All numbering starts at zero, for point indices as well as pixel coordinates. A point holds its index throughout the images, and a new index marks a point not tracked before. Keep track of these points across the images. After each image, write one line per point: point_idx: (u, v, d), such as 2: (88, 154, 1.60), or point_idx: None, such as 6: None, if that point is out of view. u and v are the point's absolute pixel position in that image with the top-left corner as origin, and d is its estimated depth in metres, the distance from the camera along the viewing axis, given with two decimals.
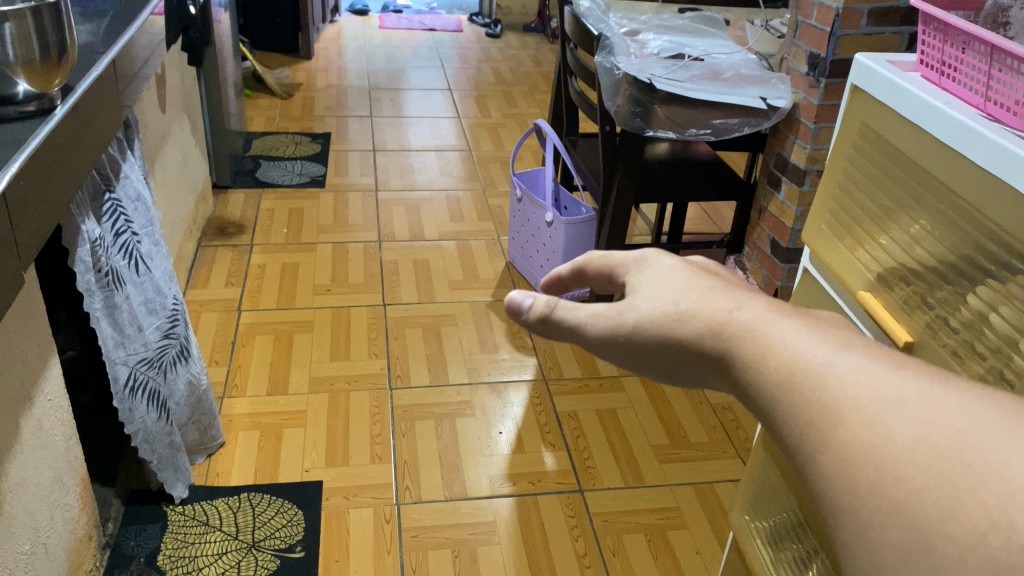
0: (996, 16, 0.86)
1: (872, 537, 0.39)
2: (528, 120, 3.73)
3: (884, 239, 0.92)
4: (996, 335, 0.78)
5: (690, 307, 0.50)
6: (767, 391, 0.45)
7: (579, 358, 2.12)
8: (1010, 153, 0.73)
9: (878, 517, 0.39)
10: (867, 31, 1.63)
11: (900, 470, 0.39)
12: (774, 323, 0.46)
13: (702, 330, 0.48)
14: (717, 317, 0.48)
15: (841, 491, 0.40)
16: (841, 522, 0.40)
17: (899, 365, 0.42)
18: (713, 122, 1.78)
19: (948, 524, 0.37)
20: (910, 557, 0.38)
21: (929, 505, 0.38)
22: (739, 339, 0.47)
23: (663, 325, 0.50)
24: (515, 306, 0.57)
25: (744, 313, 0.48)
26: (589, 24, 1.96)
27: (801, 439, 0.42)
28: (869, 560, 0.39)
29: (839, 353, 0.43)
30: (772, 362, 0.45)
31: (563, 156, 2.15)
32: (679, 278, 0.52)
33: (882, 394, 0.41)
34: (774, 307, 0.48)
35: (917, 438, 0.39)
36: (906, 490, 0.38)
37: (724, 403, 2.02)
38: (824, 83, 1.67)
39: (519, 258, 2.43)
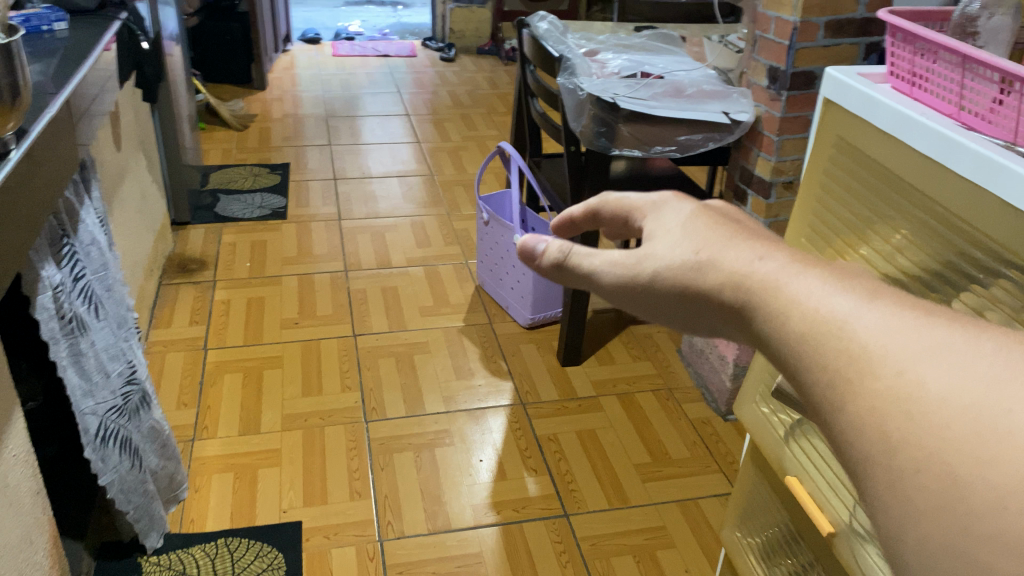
0: (963, 25, 0.85)
1: (907, 490, 0.40)
2: (488, 142, 3.73)
3: (866, 249, 0.93)
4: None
5: (712, 258, 0.54)
6: (793, 341, 0.47)
7: (554, 379, 2.11)
8: (989, 161, 0.73)
9: (909, 466, 0.40)
10: (825, 43, 1.64)
11: (935, 422, 0.40)
12: (799, 278, 0.49)
13: (722, 281, 0.52)
14: (739, 269, 0.52)
15: (871, 446, 0.42)
16: (875, 476, 0.42)
17: (933, 319, 0.44)
18: (678, 139, 1.79)
19: (982, 471, 0.38)
20: (945, 505, 0.39)
21: (964, 454, 0.39)
22: (757, 292, 0.50)
23: (682, 275, 0.55)
24: (531, 250, 0.67)
25: (763, 265, 0.51)
26: (550, 45, 1.97)
27: (834, 396, 0.44)
28: (903, 510, 0.41)
29: (863, 302, 0.45)
30: (804, 317, 0.47)
31: (529, 177, 2.14)
32: (703, 228, 0.57)
33: (915, 342, 0.42)
34: (792, 259, 0.51)
35: (951, 388, 0.40)
36: (940, 441, 0.40)
37: (703, 416, 2.01)
38: (785, 96, 1.68)
39: (489, 281, 2.41)
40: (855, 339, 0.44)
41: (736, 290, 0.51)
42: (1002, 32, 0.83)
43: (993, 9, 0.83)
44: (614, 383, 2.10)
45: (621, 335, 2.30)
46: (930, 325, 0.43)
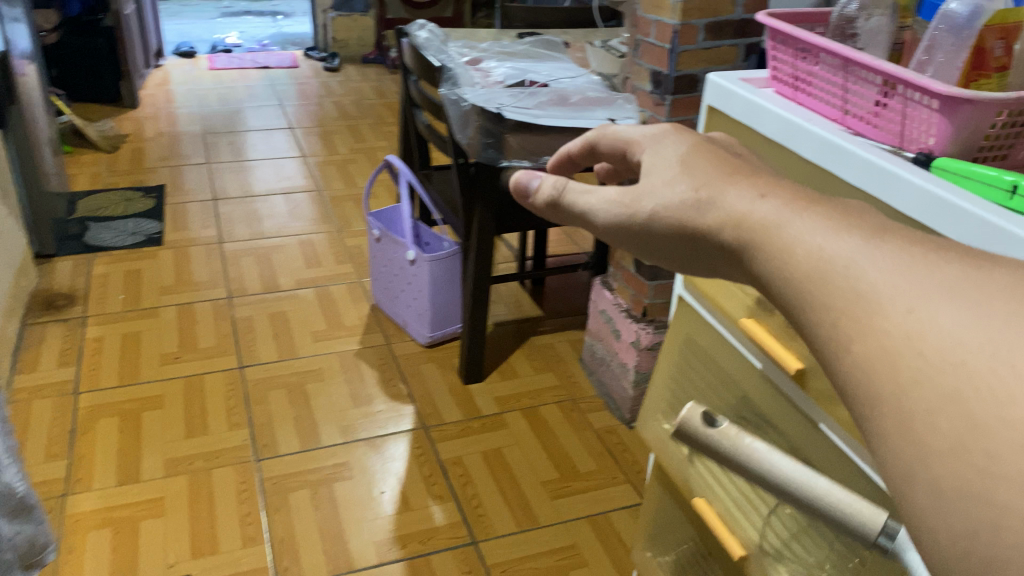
0: (842, 27, 0.83)
1: (921, 431, 0.40)
2: (378, 153, 3.63)
3: None
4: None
5: (716, 199, 0.60)
6: (800, 281, 0.50)
7: (457, 399, 2.03)
8: (881, 169, 0.70)
9: (923, 408, 0.40)
10: (705, 45, 1.63)
11: (953, 357, 0.40)
12: (804, 227, 0.52)
13: (721, 222, 0.59)
14: (743, 207, 0.58)
15: (884, 386, 0.42)
16: (888, 419, 0.42)
17: (948, 268, 0.45)
18: None
19: (1003, 410, 0.37)
20: (962, 445, 0.38)
21: (981, 392, 0.38)
22: (757, 231, 0.56)
23: (679, 213, 0.62)
24: (527, 186, 0.77)
25: (762, 207, 0.56)
26: (430, 55, 1.90)
27: (846, 340, 0.45)
28: (918, 453, 0.40)
29: (871, 248, 0.48)
30: (817, 265, 0.49)
31: (419, 191, 2.07)
32: (704, 170, 0.63)
33: (929, 285, 0.44)
34: (792, 208, 0.55)
35: (968, 328, 0.40)
36: (958, 378, 0.39)
37: (609, 427, 1.98)
38: (670, 100, 1.66)
39: (384, 300, 2.32)
40: (866, 284, 0.46)
41: (740, 227, 0.57)
42: (882, 33, 0.80)
43: (870, 10, 0.80)
44: (520, 398, 2.04)
45: (524, 347, 2.24)
46: (943, 269, 0.45)
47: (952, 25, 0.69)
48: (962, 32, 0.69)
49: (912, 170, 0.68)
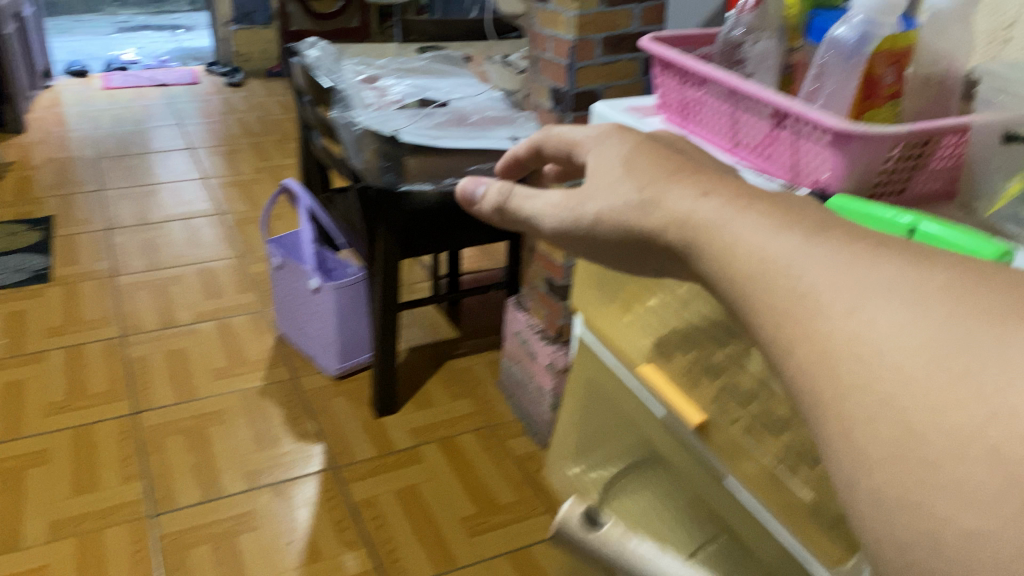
0: (729, 53, 0.77)
1: (857, 438, 0.34)
2: (284, 170, 3.49)
3: (653, 301, 0.81)
4: (778, 402, 0.68)
5: (656, 198, 0.51)
6: (739, 283, 0.43)
7: (369, 431, 1.92)
8: None
9: (859, 412, 0.34)
10: (603, 60, 1.57)
11: (891, 355, 0.34)
12: (739, 220, 0.45)
13: (665, 222, 0.50)
14: (685, 207, 0.49)
15: (818, 384, 0.36)
16: (822, 422, 0.36)
17: (884, 256, 0.38)
18: (468, 169, 1.68)
19: (944, 414, 0.31)
20: (901, 453, 0.32)
21: (921, 396, 0.32)
22: (700, 232, 0.47)
23: (625, 216, 0.53)
24: (471, 194, 0.67)
25: (706, 204, 0.48)
26: (321, 75, 1.82)
27: (778, 333, 0.39)
28: (855, 461, 0.34)
29: (808, 243, 0.41)
30: (750, 260, 0.42)
31: (319, 217, 1.95)
32: (643, 166, 0.54)
33: (866, 275, 0.37)
34: (729, 204, 0.47)
35: (906, 321, 0.34)
36: (898, 377, 0.33)
37: (529, 452, 1.88)
38: (570, 117, 1.60)
39: (289, 330, 2.20)
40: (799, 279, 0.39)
41: (680, 228, 0.49)
42: (770, 58, 0.74)
43: (756, 34, 0.75)
44: (435, 428, 1.92)
45: (440, 370, 2.10)
46: (884, 262, 0.37)
47: (840, 52, 0.63)
48: (851, 60, 0.63)
49: None
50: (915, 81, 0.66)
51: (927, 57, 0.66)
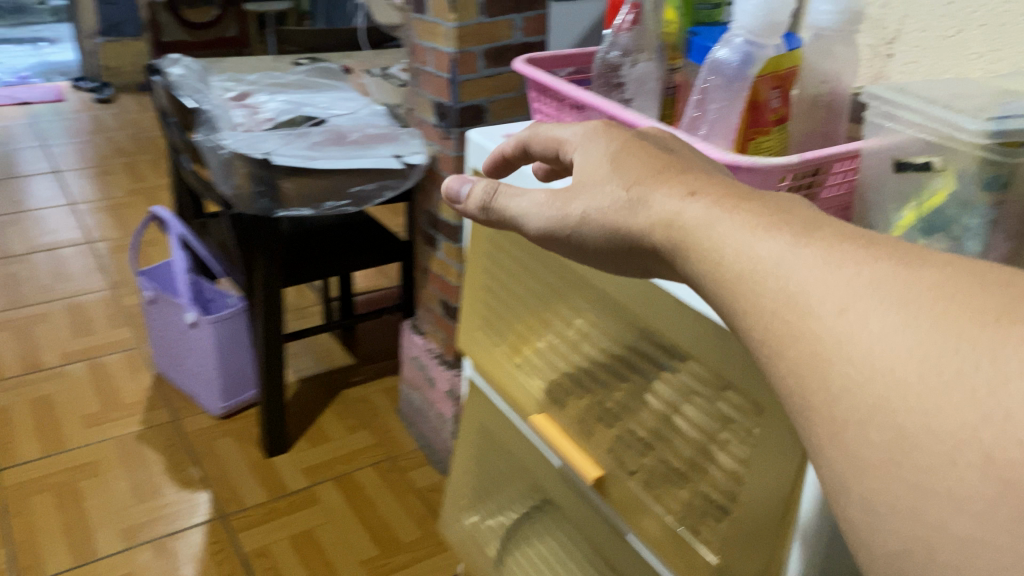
0: (607, 76, 0.70)
1: (849, 441, 0.32)
2: (160, 191, 3.29)
3: (546, 340, 0.74)
4: (683, 445, 0.62)
5: (643, 198, 0.45)
6: (726, 288, 0.39)
7: (259, 475, 1.79)
8: None
9: (851, 416, 0.32)
10: (486, 73, 1.39)
11: (877, 356, 0.31)
12: (727, 223, 0.40)
13: (652, 222, 0.44)
14: (673, 206, 0.43)
15: (807, 391, 0.33)
16: (809, 423, 0.34)
17: (867, 249, 0.35)
18: (351, 191, 1.56)
19: (933, 417, 0.29)
20: (892, 458, 0.30)
21: (912, 398, 0.30)
22: (690, 233, 0.42)
23: (613, 217, 0.47)
24: (456, 193, 0.58)
25: (693, 205, 0.42)
26: (185, 93, 1.68)
27: (761, 330, 0.36)
28: (844, 463, 0.32)
29: (794, 248, 0.36)
30: (732, 260, 0.39)
31: (193, 245, 1.81)
32: (628, 163, 0.48)
33: (851, 275, 0.33)
34: (716, 206, 0.41)
35: (893, 323, 0.31)
36: (886, 378, 0.31)
37: (432, 483, 1.78)
38: (456, 133, 1.43)
39: (167, 365, 2.04)
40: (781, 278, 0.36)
41: (669, 234, 0.43)
42: (650, 80, 0.68)
43: (635, 55, 0.68)
44: (331, 466, 1.81)
45: (334, 404, 1.98)
46: (873, 264, 0.34)
47: (722, 78, 0.58)
48: (735, 84, 0.57)
49: None
50: (802, 101, 0.61)
51: (815, 78, 0.60)
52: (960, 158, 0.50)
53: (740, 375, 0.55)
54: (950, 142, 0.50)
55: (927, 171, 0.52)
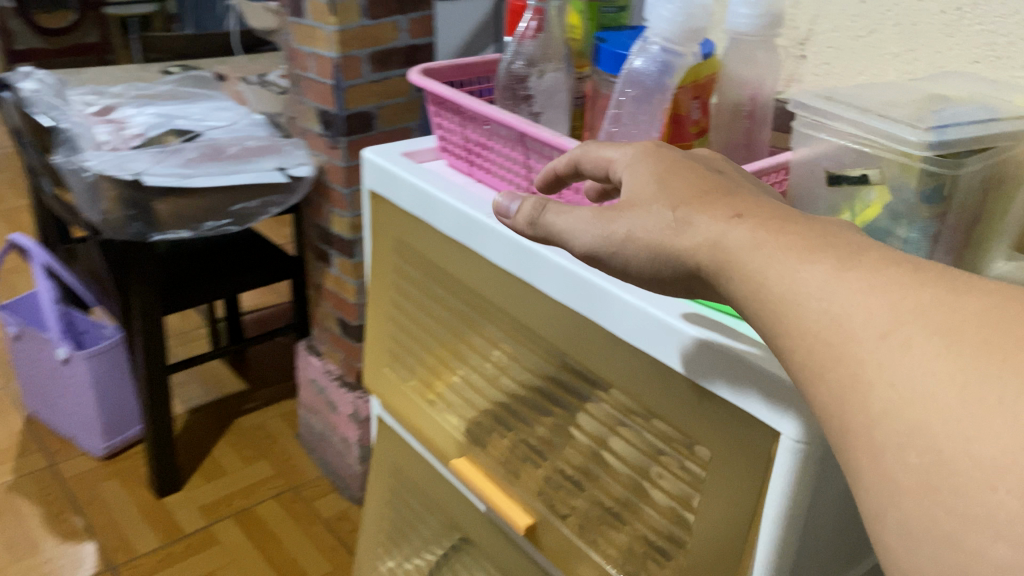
0: (513, 88, 0.65)
1: (887, 462, 0.28)
2: (18, 214, 3.02)
3: (461, 373, 0.67)
4: (616, 481, 0.56)
5: (689, 218, 0.37)
6: (768, 318, 0.33)
7: (150, 519, 1.60)
8: (587, 283, 0.52)
9: (892, 439, 0.27)
10: (374, 78, 1.26)
11: (918, 380, 0.27)
12: (769, 245, 0.34)
13: (699, 241, 0.37)
14: (715, 229, 0.36)
15: (842, 413, 0.29)
16: (847, 447, 0.29)
17: (913, 269, 0.30)
18: (232, 209, 1.39)
19: (975, 442, 0.25)
20: (931, 484, 0.26)
21: (950, 422, 0.26)
22: (737, 258, 0.35)
23: (665, 237, 0.38)
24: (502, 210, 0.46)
25: (738, 229, 0.35)
26: (43, 109, 1.51)
27: (791, 344, 0.32)
28: (882, 490, 0.28)
29: (834, 277, 0.31)
30: (761, 283, 0.33)
31: (62, 273, 1.63)
32: (671, 186, 0.40)
33: (895, 298, 0.29)
34: (761, 230, 0.35)
35: (935, 348, 0.27)
36: (926, 401, 0.26)
37: (340, 511, 1.65)
38: (344, 144, 1.28)
39: (40, 409, 1.82)
40: (805, 299, 0.31)
41: (716, 259, 0.36)
42: (559, 91, 0.64)
43: (541, 65, 0.63)
44: (227, 502, 1.64)
45: (228, 434, 1.82)
46: (920, 289, 0.29)
47: (640, 89, 0.54)
48: (654, 96, 0.54)
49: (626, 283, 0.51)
50: (723, 110, 0.58)
51: (735, 85, 0.57)
52: (899, 170, 0.47)
53: (670, 408, 0.49)
54: (888, 152, 0.47)
55: (862, 183, 0.48)
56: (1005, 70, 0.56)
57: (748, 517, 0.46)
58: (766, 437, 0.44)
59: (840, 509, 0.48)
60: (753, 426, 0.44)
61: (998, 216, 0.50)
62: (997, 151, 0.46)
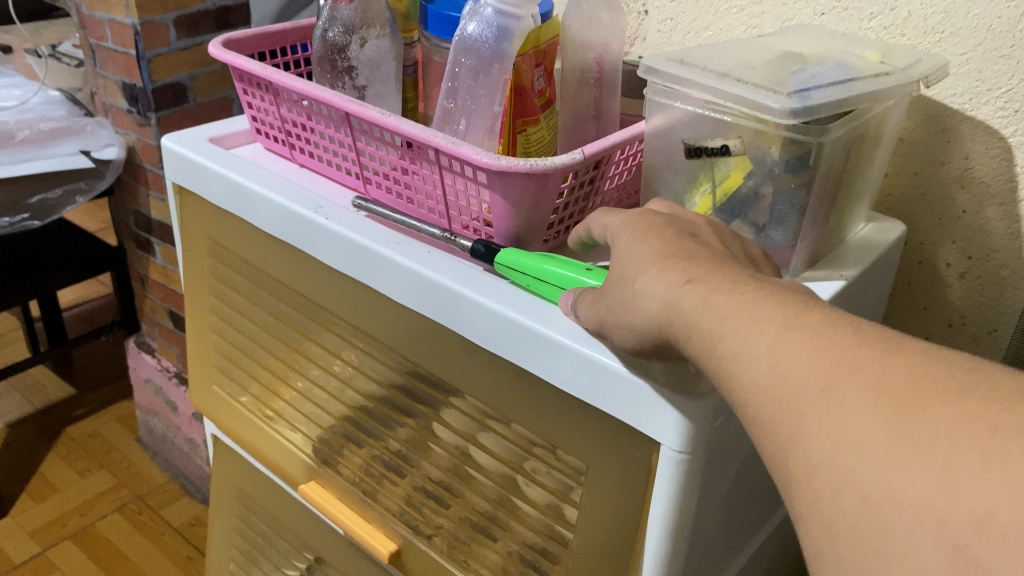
0: (331, 59, 0.56)
1: (824, 509, 0.27)
2: None
3: (300, 384, 0.59)
4: (480, 495, 0.50)
5: (644, 286, 0.35)
6: (700, 359, 0.32)
7: None
8: (436, 286, 0.46)
9: (828, 485, 0.26)
10: (182, 46, 1.10)
11: (851, 431, 0.26)
12: (724, 307, 0.32)
13: (656, 317, 0.34)
14: (667, 295, 0.34)
15: (781, 457, 0.28)
16: (788, 492, 0.28)
17: (854, 329, 0.29)
18: (30, 201, 1.11)
19: (899, 486, 0.25)
20: (861, 526, 0.25)
21: (876, 470, 0.25)
22: (694, 325, 0.32)
23: (635, 316, 0.35)
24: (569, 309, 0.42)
25: (691, 293, 0.33)
26: None
27: (725, 384, 0.31)
28: (816, 530, 0.27)
29: (781, 336, 0.30)
30: (714, 344, 0.31)
31: None
32: (636, 250, 0.37)
33: (836, 356, 0.28)
34: (714, 292, 0.32)
35: (867, 403, 0.26)
36: (856, 451, 0.26)
37: (192, 515, 1.39)
38: (156, 120, 1.12)
39: None
40: (738, 360, 0.30)
41: (671, 322, 0.34)
42: (385, 60, 0.56)
43: (361, 32, 0.55)
44: (61, 523, 1.34)
45: (55, 446, 1.50)
46: (855, 344, 0.28)
47: (476, 58, 0.48)
48: (492, 66, 0.48)
49: (479, 284, 0.45)
50: (568, 79, 0.53)
51: (578, 49, 0.52)
52: (762, 139, 0.43)
53: (537, 420, 0.44)
54: (750, 121, 0.43)
55: (724, 155, 0.45)
56: (851, 22, 0.55)
57: (632, 532, 0.42)
58: (645, 450, 0.40)
59: (724, 501, 0.45)
60: (630, 437, 0.40)
61: (856, 179, 0.48)
62: (857, 114, 0.44)
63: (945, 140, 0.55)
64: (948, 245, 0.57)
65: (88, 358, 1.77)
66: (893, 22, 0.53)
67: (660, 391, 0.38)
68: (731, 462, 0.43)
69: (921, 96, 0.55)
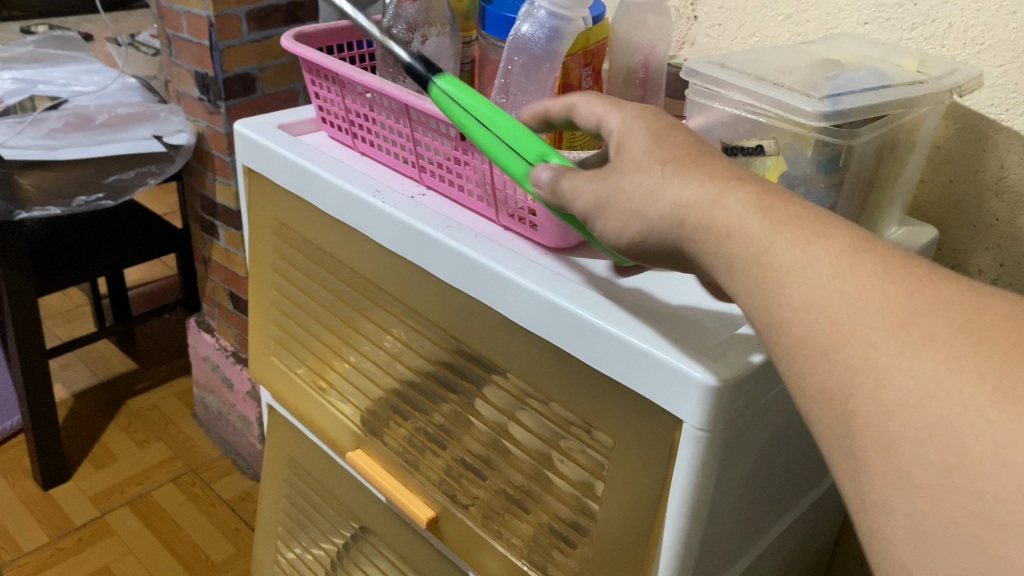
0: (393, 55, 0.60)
1: (902, 457, 0.27)
2: None
3: (352, 358, 0.63)
4: (516, 469, 0.53)
5: (674, 181, 0.36)
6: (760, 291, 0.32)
7: (27, 502, 1.36)
8: (482, 268, 0.49)
9: (910, 432, 0.27)
10: (253, 38, 1.16)
11: (947, 378, 0.26)
12: (783, 222, 0.32)
13: (693, 204, 0.35)
14: (706, 194, 0.35)
15: (848, 401, 0.29)
16: (851, 432, 0.29)
17: (928, 264, 0.30)
18: (106, 181, 1.17)
19: (1005, 445, 0.24)
20: (954, 483, 0.26)
21: (976, 425, 0.25)
22: (735, 222, 0.33)
23: (659, 202, 0.37)
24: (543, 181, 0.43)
25: (735, 195, 0.34)
26: None
27: (787, 315, 0.31)
28: (898, 485, 0.27)
29: (847, 259, 0.30)
30: (776, 266, 0.32)
31: None
32: (670, 147, 0.38)
33: (926, 299, 0.28)
34: (763, 201, 0.34)
35: (964, 345, 0.27)
36: (955, 400, 0.26)
37: (241, 490, 1.44)
38: (224, 108, 1.17)
39: None
40: (790, 277, 0.31)
41: (711, 221, 0.34)
42: (444, 57, 0.59)
43: (423, 30, 0.58)
44: (119, 490, 1.41)
45: (117, 417, 1.57)
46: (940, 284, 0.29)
47: (527, 57, 0.51)
48: (543, 65, 0.51)
49: (522, 267, 0.48)
50: (615, 77, 0.56)
51: (626, 50, 0.55)
52: (799, 141, 0.45)
53: (573, 398, 0.47)
54: (786, 124, 0.45)
55: (758, 156, 0.46)
56: (893, 32, 0.57)
57: (653, 507, 0.45)
58: (668, 428, 0.43)
59: (743, 481, 0.47)
60: (655, 416, 0.43)
61: (889, 183, 0.50)
62: (888, 120, 0.46)
63: (981, 149, 0.56)
64: (981, 252, 0.58)
65: (150, 335, 1.84)
66: (934, 34, 0.55)
67: (685, 370, 0.40)
68: (751, 446, 0.46)
69: (957, 106, 0.57)
